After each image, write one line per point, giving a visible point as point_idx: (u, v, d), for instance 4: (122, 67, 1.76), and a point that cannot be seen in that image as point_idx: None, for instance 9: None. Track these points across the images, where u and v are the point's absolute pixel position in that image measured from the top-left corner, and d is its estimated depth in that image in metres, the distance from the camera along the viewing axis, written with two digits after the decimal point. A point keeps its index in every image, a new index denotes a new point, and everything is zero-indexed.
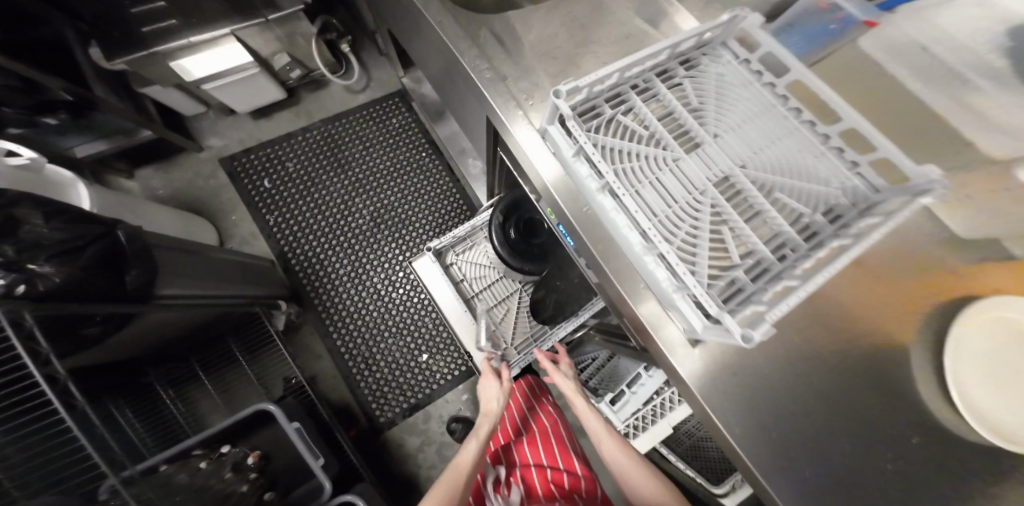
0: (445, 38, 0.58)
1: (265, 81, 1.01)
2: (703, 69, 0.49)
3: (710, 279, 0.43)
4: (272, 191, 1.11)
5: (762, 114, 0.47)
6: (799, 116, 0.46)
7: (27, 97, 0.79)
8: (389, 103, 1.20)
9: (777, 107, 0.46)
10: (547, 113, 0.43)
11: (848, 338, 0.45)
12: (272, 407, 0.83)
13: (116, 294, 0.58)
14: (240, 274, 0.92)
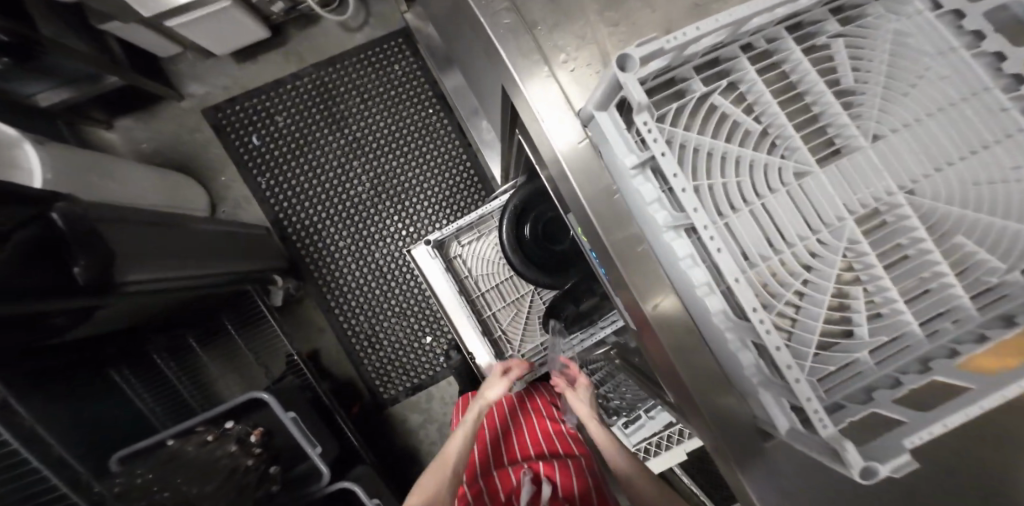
0: None
1: (243, 18, 0.83)
2: (869, 23, 0.30)
3: (818, 362, 0.29)
4: (261, 149, 0.98)
5: (954, 107, 0.29)
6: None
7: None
8: (391, 44, 1.00)
9: (991, 90, 0.28)
10: (603, 96, 0.26)
11: (996, 445, 0.31)
12: (266, 396, 0.76)
13: (58, 290, 0.47)
14: (226, 248, 0.82)
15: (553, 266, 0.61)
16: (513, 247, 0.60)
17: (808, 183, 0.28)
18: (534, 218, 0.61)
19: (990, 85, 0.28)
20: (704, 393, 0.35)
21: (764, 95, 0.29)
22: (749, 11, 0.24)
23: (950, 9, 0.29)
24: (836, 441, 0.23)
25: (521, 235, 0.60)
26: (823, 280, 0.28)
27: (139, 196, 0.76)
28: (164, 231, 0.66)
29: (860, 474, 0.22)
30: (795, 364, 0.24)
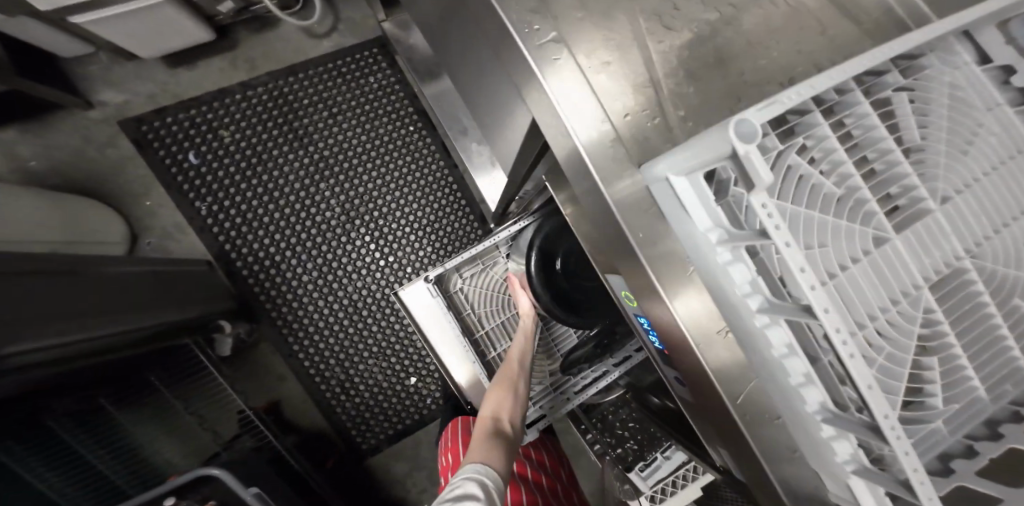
0: None
1: (178, 17, 0.69)
2: (933, 71, 0.28)
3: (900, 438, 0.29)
4: (202, 170, 0.82)
5: (1008, 163, 0.28)
6: None
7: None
8: (364, 54, 0.90)
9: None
10: (694, 164, 0.23)
11: None
12: (218, 471, 0.59)
13: None
14: (140, 294, 0.63)
15: (581, 307, 0.58)
16: (541, 286, 0.56)
17: (887, 251, 0.27)
18: (565, 252, 0.59)
19: None
20: (782, 473, 0.32)
21: (835, 153, 0.27)
22: (846, 70, 0.22)
23: (1001, 64, 0.27)
24: None
25: (549, 272, 0.57)
26: (901, 353, 0.27)
27: (18, 225, 0.56)
28: (59, 278, 0.51)
29: None
30: (920, 467, 0.22)
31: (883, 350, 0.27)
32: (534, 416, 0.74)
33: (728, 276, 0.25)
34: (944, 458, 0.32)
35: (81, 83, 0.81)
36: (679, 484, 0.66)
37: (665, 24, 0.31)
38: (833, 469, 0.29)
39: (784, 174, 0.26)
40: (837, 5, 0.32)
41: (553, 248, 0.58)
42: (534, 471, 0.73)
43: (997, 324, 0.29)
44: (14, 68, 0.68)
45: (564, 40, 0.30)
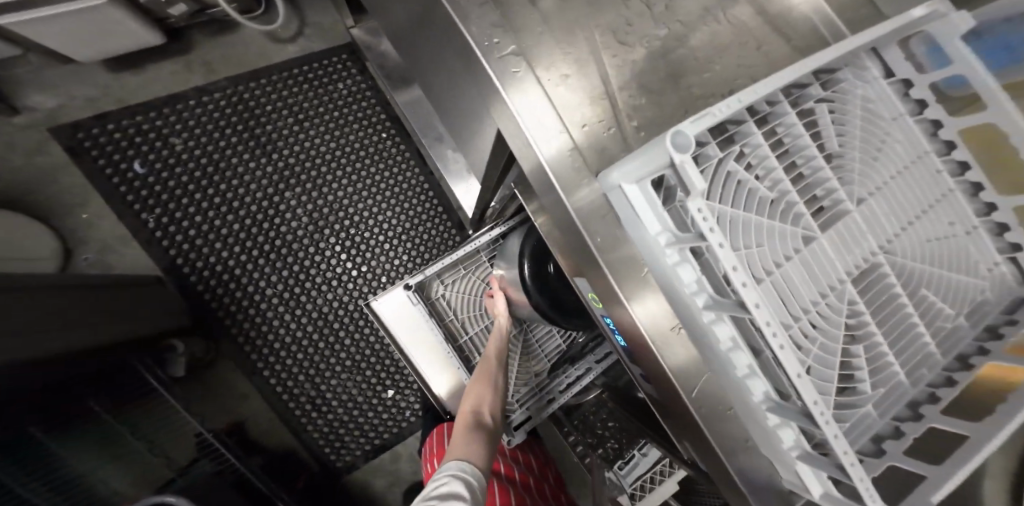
0: None
1: (124, 20, 0.65)
2: (846, 88, 0.31)
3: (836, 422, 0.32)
4: (153, 179, 0.77)
5: (910, 166, 0.32)
6: (962, 175, 0.32)
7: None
8: (330, 59, 0.88)
9: (931, 156, 0.32)
10: (642, 170, 0.24)
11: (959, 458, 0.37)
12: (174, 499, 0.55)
13: None
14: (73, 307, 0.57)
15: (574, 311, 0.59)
16: (537, 290, 0.58)
17: (815, 249, 0.30)
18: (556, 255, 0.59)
19: (928, 150, 0.32)
20: (740, 459, 0.34)
21: (768, 160, 0.30)
22: (775, 82, 0.24)
23: (902, 78, 0.31)
24: None
25: (544, 273, 0.58)
26: (831, 342, 0.30)
27: None
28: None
29: None
30: (848, 447, 0.25)
31: (815, 340, 0.30)
32: (520, 419, 0.71)
33: (677, 276, 0.27)
34: (876, 439, 0.34)
35: (11, 87, 0.75)
36: (656, 481, 0.67)
37: (621, 41, 0.33)
38: (780, 456, 0.31)
39: (726, 180, 0.29)
40: (772, 26, 0.36)
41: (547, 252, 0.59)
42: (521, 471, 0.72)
43: (907, 312, 0.33)
44: None
45: (525, 54, 0.31)
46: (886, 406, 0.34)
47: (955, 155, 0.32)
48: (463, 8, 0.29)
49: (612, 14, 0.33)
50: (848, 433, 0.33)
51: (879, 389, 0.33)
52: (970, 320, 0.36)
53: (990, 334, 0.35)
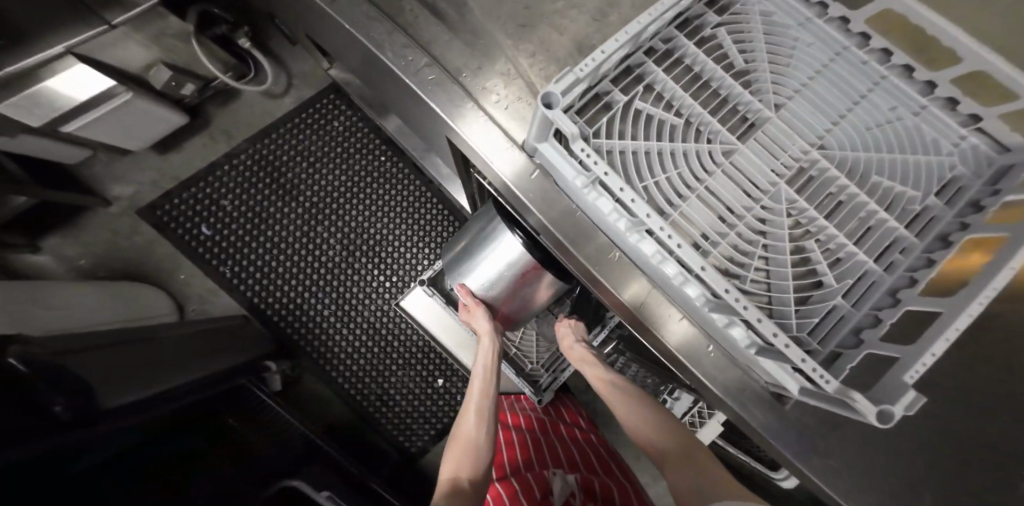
0: (333, 14, 0.37)
1: (151, 108, 0.77)
2: (740, 9, 0.35)
3: (800, 316, 0.33)
4: (215, 238, 0.94)
5: (833, 62, 0.35)
6: (890, 61, 0.34)
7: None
8: (324, 102, 1.00)
9: (851, 51, 0.34)
10: (536, 130, 0.29)
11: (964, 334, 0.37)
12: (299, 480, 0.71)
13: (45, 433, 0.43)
14: (168, 355, 0.69)
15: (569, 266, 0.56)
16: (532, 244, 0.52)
17: (735, 159, 0.33)
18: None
19: (845, 43, 0.34)
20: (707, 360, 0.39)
21: (675, 89, 0.32)
22: (645, 20, 0.28)
23: None
24: (845, 397, 0.26)
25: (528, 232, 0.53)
26: (776, 241, 0.32)
27: (75, 319, 0.66)
28: (103, 351, 0.59)
29: (879, 421, 0.25)
30: (779, 331, 0.27)
31: (757, 241, 0.32)
32: (547, 381, 0.78)
33: (600, 209, 0.31)
34: (856, 331, 0.33)
35: (95, 186, 0.92)
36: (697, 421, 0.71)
37: (519, 25, 0.38)
38: (746, 358, 0.33)
39: (638, 118, 0.32)
40: None
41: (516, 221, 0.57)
42: (565, 426, 0.76)
43: (863, 201, 0.34)
44: (34, 181, 0.73)
45: (438, 62, 0.37)
46: (857, 295, 0.33)
47: (874, 45, 0.34)
48: (377, 41, 0.37)
49: (507, 7, 0.38)
50: (819, 331, 0.33)
51: (845, 280, 0.33)
52: (943, 198, 0.34)
53: (972, 209, 0.33)
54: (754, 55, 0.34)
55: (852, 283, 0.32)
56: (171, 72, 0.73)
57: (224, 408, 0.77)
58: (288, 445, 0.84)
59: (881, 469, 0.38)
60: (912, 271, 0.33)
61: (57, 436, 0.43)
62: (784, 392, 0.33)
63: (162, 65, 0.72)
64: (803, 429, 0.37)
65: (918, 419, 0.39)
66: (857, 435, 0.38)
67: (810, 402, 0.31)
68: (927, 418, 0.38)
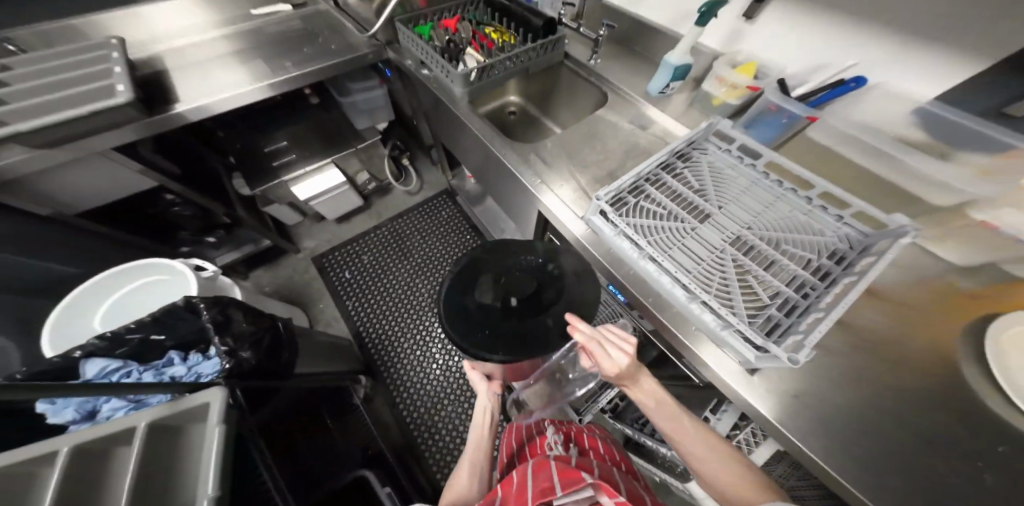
0: (499, 154, 0.77)
1: (352, 198, 1.24)
2: (696, 160, 0.68)
3: (750, 317, 0.52)
4: (352, 281, 1.31)
5: (752, 186, 0.64)
6: (782, 186, 0.63)
7: (199, 218, 1.04)
8: (439, 199, 1.46)
9: (763, 181, 0.64)
10: (591, 209, 0.61)
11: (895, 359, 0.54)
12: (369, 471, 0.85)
13: (273, 372, 0.73)
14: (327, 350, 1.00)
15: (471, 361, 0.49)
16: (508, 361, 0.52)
17: (696, 230, 0.60)
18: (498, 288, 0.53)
19: (758, 177, 0.64)
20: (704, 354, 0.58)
21: (658, 196, 0.63)
22: (642, 164, 0.62)
23: (727, 149, 0.67)
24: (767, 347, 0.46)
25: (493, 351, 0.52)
26: (727, 272, 0.55)
27: None
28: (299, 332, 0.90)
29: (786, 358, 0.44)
30: (723, 308, 0.49)
31: (715, 272, 0.55)
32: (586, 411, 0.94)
33: (623, 248, 0.58)
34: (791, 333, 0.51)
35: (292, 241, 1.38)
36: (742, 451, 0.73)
37: (587, 165, 0.76)
38: (722, 342, 0.52)
39: (642, 206, 0.62)
40: None
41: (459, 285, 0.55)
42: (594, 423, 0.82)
43: (779, 261, 0.56)
44: (275, 231, 1.18)
45: (545, 177, 0.73)
46: (788, 311, 0.52)
47: (773, 178, 0.64)
48: (518, 166, 0.74)
49: (580, 158, 0.77)
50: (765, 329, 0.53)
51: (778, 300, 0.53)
52: (833, 260, 0.55)
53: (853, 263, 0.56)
54: (703, 181, 0.65)
55: (780, 300, 0.52)
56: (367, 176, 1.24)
57: (326, 404, 0.96)
58: (353, 450, 0.95)
59: (853, 447, 0.49)
60: (820, 297, 0.52)
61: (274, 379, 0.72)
62: (750, 366, 0.51)
63: (364, 172, 1.23)
64: (783, 402, 0.53)
65: (877, 408, 0.52)
66: (834, 419, 0.51)
67: (767, 368, 0.48)
68: (893, 415, 0.51)
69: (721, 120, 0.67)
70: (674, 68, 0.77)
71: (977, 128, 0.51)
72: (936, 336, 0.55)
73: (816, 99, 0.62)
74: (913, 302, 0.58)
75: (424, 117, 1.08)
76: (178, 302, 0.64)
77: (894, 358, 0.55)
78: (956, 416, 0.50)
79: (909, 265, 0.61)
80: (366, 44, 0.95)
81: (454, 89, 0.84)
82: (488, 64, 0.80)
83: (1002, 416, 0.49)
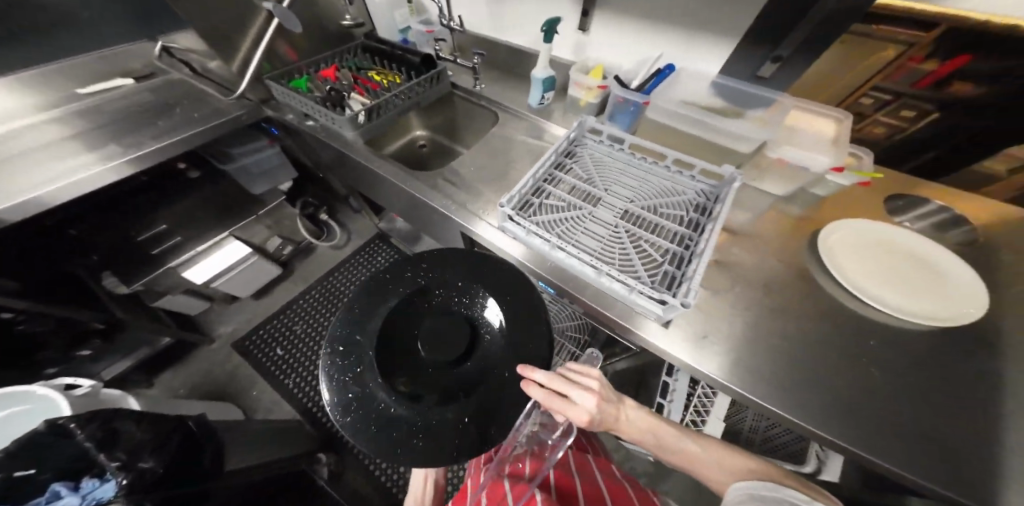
0: (406, 187, 0.79)
1: (264, 266, 1.19)
2: (579, 154, 0.77)
3: (651, 276, 0.58)
4: (285, 356, 1.21)
5: (628, 166, 0.75)
6: (648, 161, 0.74)
7: (65, 334, 0.88)
8: (372, 245, 1.43)
9: (632, 161, 0.75)
10: (500, 217, 0.65)
11: (770, 277, 0.64)
12: None
13: (190, 476, 0.63)
14: (264, 436, 0.89)
15: (377, 427, 0.42)
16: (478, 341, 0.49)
17: (592, 215, 0.67)
18: (425, 330, 0.49)
19: (629, 159, 0.75)
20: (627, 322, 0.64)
21: (555, 193, 0.70)
22: (533, 168, 0.68)
23: (601, 140, 0.78)
24: (665, 298, 0.52)
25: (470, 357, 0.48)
26: (624, 244, 0.62)
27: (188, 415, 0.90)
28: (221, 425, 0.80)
29: (679, 301, 0.50)
30: (624, 275, 0.56)
31: (615, 247, 0.62)
32: None
33: (535, 245, 0.63)
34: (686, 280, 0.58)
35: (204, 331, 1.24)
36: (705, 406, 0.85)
37: (492, 180, 0.82)
38: (636, 306, 0.58)
39: (543, 205, 0.69)
40: None
41: (362, 327, 0.48)
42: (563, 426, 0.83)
43: (662, 223, 0.65)
44: (175, 326, 1.11)
45: (454, 199, 0.77)
46: (679, 264, 0.60)
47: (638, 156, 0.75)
48: (427, 193, 0.77)
49: (484, 175, 0.83)
50: None
51: (670, 257, 0.61)
52: (700, 213, 0.66)
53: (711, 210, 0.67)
54: (588, 172, 0.74)
55: (670, 255, 0.59)
56: (278, 241, 1.22)
57: (278, 490, 0.86)
58: None
59: (762, 362, 0.55)
60: (698, 245, 0.61)
61: (193, 485, 0.63)
62: (663, 320, 0.57)
63: (274, 237, 1.21)
64: (710, 337, 0.58)
65: (773, 317, 0.60)
66: (749, 335, 0.58)
67: (674, 316, 0.53)
68: (783, 321, 0.59)
69: (588, 118, 0.78)
70: (542, 81, 0.88)
71: (759, 92, 0.73)
72: (794, 249, 0.68)
73: (648, 87, 0.75)
74: (772, 227, 0.71)
75: (327, 167, 1.05)
76: (42, 430, 0.54)
77: (773, 274, 0.65)
78: (822, 306, 0.61)
79: (762, 199, 0.75)
80: (238, 106, 0.92)
81: (346, 133, 0.86)
82: (374, 105, 0.84)
83: (853, 302, 0.60)
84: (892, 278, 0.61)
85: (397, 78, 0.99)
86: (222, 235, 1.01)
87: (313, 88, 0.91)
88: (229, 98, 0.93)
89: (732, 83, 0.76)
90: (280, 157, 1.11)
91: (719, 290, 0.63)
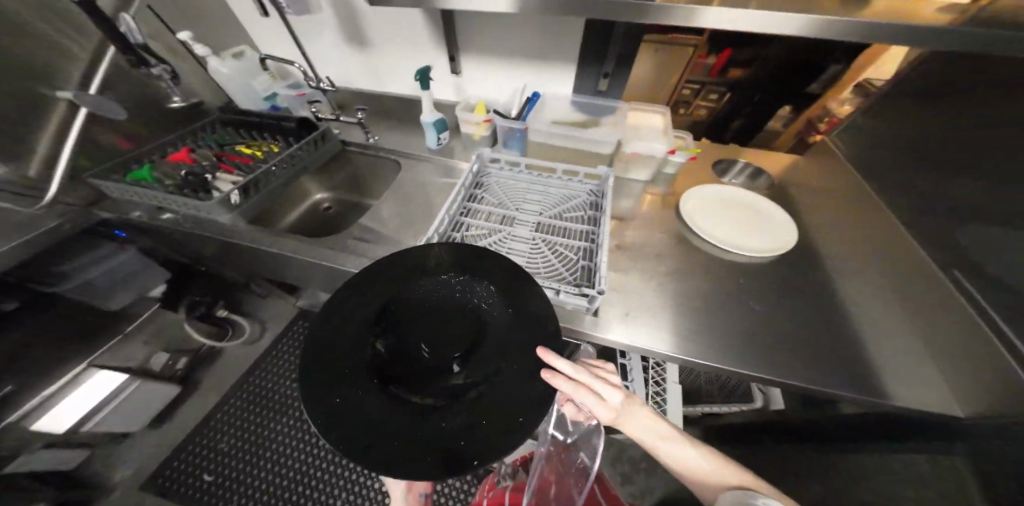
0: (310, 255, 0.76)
1: (153, 387, 1.07)
2: (485, 182, 0.84)
3: (572, 275, 0.65)
4: (216, 480, 1.03)
5: (529, 184, 0.83)
6: (544, 176, 0.83)
7: None
8: (296, 327, 1.32)
9: (531, 178, 0.84)
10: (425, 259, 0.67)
11: (661, 247, 0.77)
12: None
13: None
14: None
15: (365, 442, 0.42)
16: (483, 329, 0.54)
17: (511, 236, 0.73)
18: (421, 338, 0.54)
19: (528, 177, 0.84)
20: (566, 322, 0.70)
21: (472, 224, 0.75)
22: (446, 206, 0.72)
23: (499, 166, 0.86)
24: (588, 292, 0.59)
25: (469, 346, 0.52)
26: (544, 254, 0.69)
27: None
28: None
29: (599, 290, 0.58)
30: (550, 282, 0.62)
31: (537, 259, 0.69)
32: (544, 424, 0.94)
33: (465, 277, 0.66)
34: None
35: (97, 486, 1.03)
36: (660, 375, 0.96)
37: (404, 226, 0.84)
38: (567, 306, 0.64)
39: (464, 237, 0.73)
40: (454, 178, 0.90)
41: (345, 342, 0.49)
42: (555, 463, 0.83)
43: (569, 227, 0.74)
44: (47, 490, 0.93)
45: (368, 253, 0.77)
46: (591, 258, 0.68)
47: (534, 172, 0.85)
48: (340, 254, 0.76)
49: (395, 223, 0.84)
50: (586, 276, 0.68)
51: (583, 254, 0.69)
52: (596, 209, 0.76)
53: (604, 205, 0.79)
54: (497, 197, 0.81)
55: (582, 254, 0.68)
56: (163, 354, 1.12)
57: None
58: None
59: (676, 319, 0.65)
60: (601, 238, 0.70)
61: None
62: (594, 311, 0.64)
63: (158, 352, 1.11)
64: (635, 310, 0.66)
65: (672, 279, 0.71)
66: (660, 299, 0.68)
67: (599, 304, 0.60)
68: (680, 280, 0.71)
69: (485, 150, 0.85)
70: (433, 124, 0.93)
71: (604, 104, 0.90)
72: (671, 220, 0.82)
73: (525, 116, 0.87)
74: (651, 207, 0.85)
75: (208, 260, 0.92)
76: None
77: (662, 244, 0.77)
78: (702, 261, 0.74)
79: (638, 186, 0.89)
80: (50, 215, 0.76)
81: (220, 218, 0.81)
82: (246, 182, 0.81)
83: (723, 250, 0.75)
84: (746, 227, 0.78)
85: (274, 147, 0.97)
86: (81, 367, 0.92)
87: (160, 177, 0.83)
88: (34, 207, 0.75)
89: (587, 100, 0.90)
90: (139, 259, 0.93)
91: (628, 270, 0.73)
